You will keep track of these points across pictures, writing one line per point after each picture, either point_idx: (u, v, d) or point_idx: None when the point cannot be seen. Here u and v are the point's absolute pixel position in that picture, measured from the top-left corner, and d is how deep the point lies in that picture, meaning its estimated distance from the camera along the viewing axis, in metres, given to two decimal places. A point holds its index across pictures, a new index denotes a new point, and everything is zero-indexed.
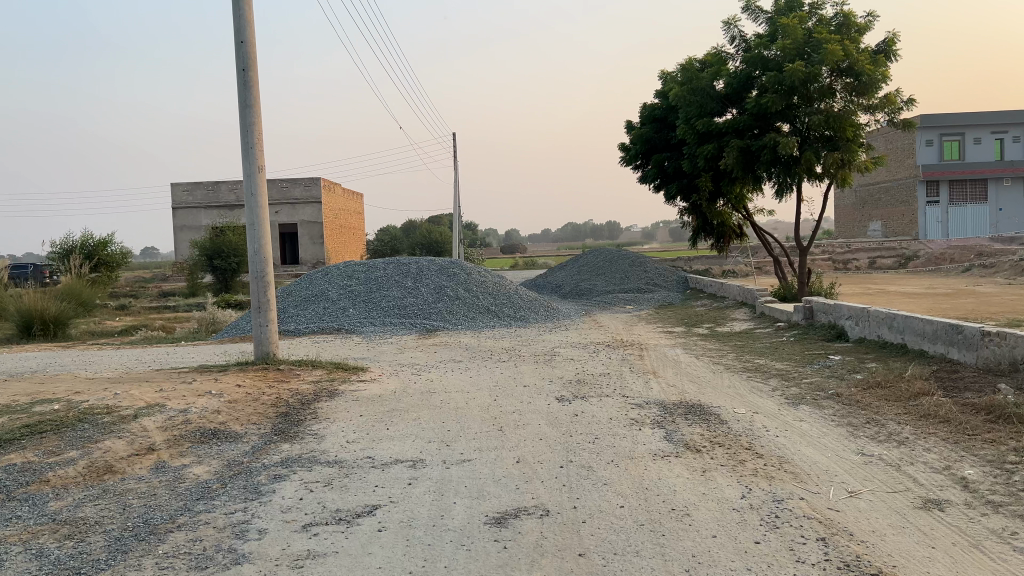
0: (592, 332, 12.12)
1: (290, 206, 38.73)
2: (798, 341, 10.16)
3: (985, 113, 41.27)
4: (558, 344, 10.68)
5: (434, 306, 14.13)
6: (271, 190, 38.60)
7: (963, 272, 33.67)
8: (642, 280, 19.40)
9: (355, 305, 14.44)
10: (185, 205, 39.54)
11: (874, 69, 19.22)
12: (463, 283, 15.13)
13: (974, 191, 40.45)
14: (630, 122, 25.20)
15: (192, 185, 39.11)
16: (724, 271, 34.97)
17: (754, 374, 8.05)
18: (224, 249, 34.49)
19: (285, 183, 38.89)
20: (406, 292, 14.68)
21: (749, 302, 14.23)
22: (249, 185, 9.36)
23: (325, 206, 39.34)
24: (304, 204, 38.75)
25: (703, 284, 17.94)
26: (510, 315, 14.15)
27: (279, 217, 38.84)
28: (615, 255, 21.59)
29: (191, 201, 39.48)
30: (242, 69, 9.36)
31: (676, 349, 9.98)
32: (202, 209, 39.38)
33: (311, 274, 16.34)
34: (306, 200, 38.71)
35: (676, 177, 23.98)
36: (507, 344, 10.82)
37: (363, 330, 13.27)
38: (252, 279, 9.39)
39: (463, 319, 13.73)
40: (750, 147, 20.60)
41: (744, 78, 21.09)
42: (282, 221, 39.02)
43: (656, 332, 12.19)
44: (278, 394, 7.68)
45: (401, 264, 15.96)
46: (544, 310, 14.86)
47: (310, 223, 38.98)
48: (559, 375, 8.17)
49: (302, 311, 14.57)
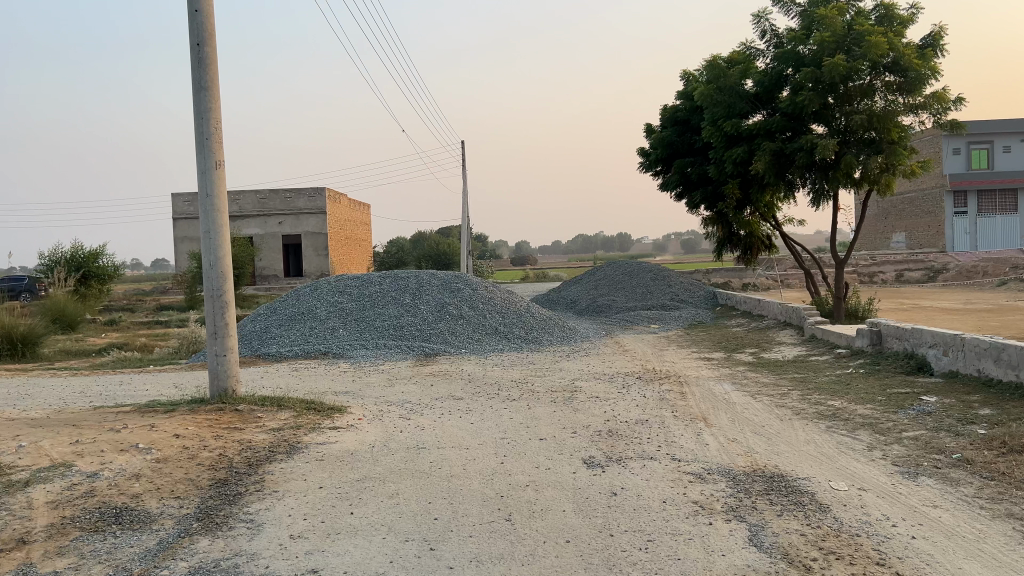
0: (619, 359, 10.37)
1: (294, 217, 37.15)
2: (869, 373, 8.41)
3: (1014, 121, 39.55)
4: (580, 376, 8.93)
5: (435, 326, 12.40)
6: (274, 200, 37.11)
7: (1000, 285, 31.73)
8: (665, 296, 17.62)
9: (346, 325, 12.77)
10: (185, 216, 38.11)
11: (923, 64, 17.45)
12: (468, 299, 13.39)
13: (1003, 201, 38.60)
14: (649, 126, 23.48)
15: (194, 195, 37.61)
16: (745, 284, 33.17)
17: (835, 424, 6.27)
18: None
19: (289, 194, 37.34)
20: (403, 309, 12.96)
21: (794, 322, 12.50)
22: (203, 185, 7.68)
23: (329, 216, 37.73)
24: (308, 215, 37.18)
25: (734, 300, 16.17)
26: (522, 336, 12.40)
27: (283, 228, 37.25)
28: (635, 268, 19.82)
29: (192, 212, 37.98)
30: (197, 43, 7.68)
31: (724, 384, 8.23)
32: None
33: (299, 289, 14.65)
34: (310, 210, 37.15)
35: (699, 185, 22.22)
36: (517, 377, 9.07)
37: (353, 355, 11.58)
38: (207, 299, 7.70)
39: (467, 341, 12.00)
40: (783, 150, 18.84)
41: (776, 76, 19.37)
42: (286, 232, 37.45)
43: (693, 359, 10.44)
44: (223, 450, 5.95)
45: (399, 278, 14.23)
46: (560, 330, 13.12)
47: (314, 234, 37.37)
48: (586, 423, 6.42)
49: (287, 332, 12.89)
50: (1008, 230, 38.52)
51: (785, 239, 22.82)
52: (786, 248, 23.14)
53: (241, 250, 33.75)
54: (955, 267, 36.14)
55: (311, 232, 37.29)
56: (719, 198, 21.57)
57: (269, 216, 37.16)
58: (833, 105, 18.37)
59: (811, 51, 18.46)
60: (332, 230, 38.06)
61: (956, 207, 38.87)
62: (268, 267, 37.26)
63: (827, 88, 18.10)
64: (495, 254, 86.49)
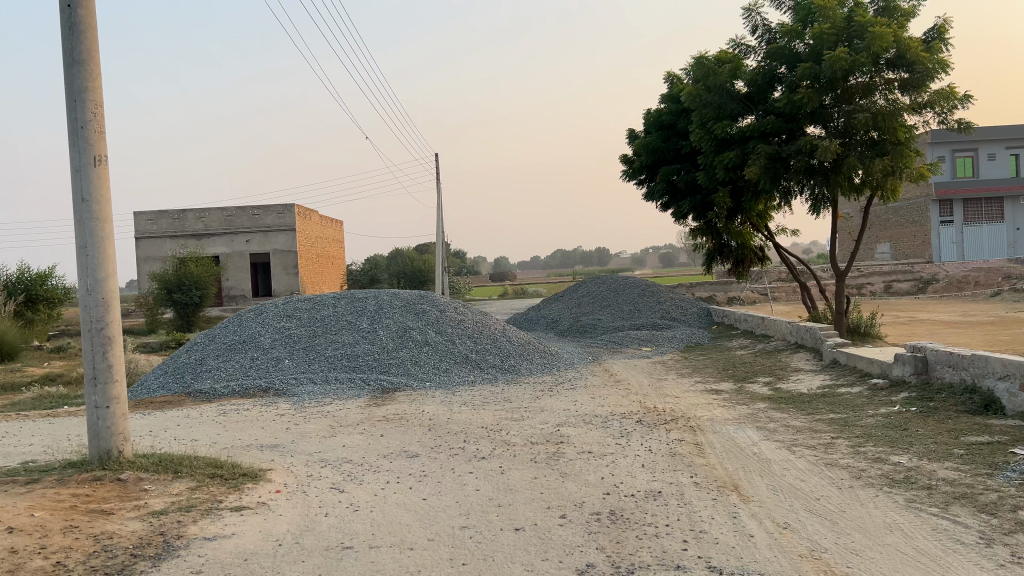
0: (613, 394, 8.66)
1: (261, 234, 35.17)
2: (924, 411, 6.79)
3: (998, 127, 38.66)
4: (568, 420, 7.21)
5: (394, 354, 10.64)
6: (240, 217, 35.15)
7: (993, 296, 30.44)
8: (655, 314, 16.00)
9: (292, 355, 11.01)
10: (147, 235, 35.20)
11: (930, 58, 16.05)
12: (435, 321, 11.59)
13: (989, 210, 37.38)
14: (633, 132, 21.85)
15: (156, 212, 35.08)
16: (732, 297, 31.69)
17: (917, 495, 4.61)
18: (184, 281, 30.88)
19: (256, 210, 35.39)
20: (359, 335, 11.20)
21: (807, 343, 10.93)
22: (79, 188, 5.88)
23: (299, 233, 35.81)
24: (276, 232, 35.24)
25: (733, 318, 14.59)
26: (496, 366, 10.69)
27: (250, 245, 35.24)
28: (621, 283, 18.20)
29: (156, 230, 35.22)
30: (67, 4, 5.85)
31: (748, 430, 6.55)
32: (166, 238, 35.32)
33: (242, 312, 12.81)
34: (278, 227, 35.23)
35: (687, 193, 20.64)
36: (490, 422, 7.34)
37: (298, 392, 9.86)
38: (85, 333, 5.90)
39: (431, 373, 10.27)
40: (780, 153, 17.29)
41: (770, 75, 17.87)
42: (253, 250, 35.46)
43: (700, 392, 8.77)
44: (64, 556, 4.12)
45: (356, 299, 12.42)
46: (540, 356, 11.41)
47: (283, 252, 35.44)
48: (579, 500, 4.70)
49: (224, 364, 11.13)
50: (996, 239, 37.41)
51: (779, 250, 21.28)
52: (781, 259, 21.62)
53: (204, 270, 31.77)
54: (945, 277, 34.85)
55: (279, 250, 35.33)
56: (710, 207, 20.01)
57: (236, 233, 35.19)
58: (831, 105, 16.90)
59: (807, 46, 17.00)
60: (302, 247, 36.13)
61: (941, 216, 37.65)
62: (234, 287, 35.28)
63: (827, 86, 16.62)
64: (474, 270, 84.84)
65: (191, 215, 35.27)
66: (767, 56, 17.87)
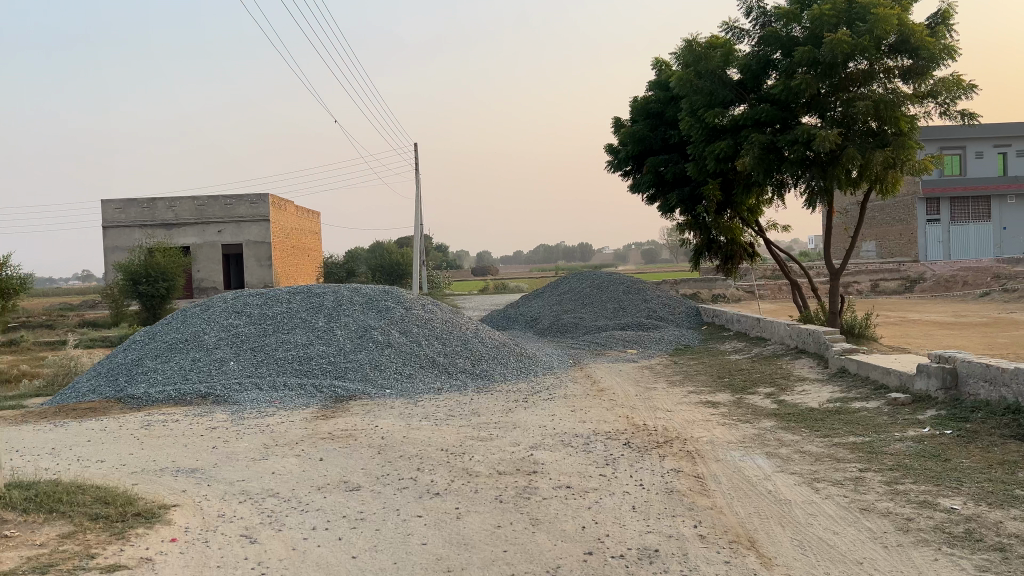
0: (597, 407, 7.57)
1: (234, 225, 33.74)
2: (962, 435, 5.75)
3: (987, 125, 37.79)
4: (543, 442, 6.11)
5: (352, 357, 9.50)
6: (212, 206, 33.69)
7: (982, 297, 29.64)
8: (640, 313, 14.95)
9: (239, 357, 9.85)
10: (115, 224, 33.67)
11: (935, 44, 15.09)
12: (399, 318, 10.41)
13: (976, 209, 36.45)
14: (618, 121, 20.70)
15: (124, 201, 33.57)
16: (717, 295, 30.71)
17: (989, 562, 3.55)
18: (151, 271, 29.46)
19: (228, 200, 33.96)
20: (313, 335, 10.04)
21: (809, 348, 9.90)
22: None
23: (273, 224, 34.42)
24: (250, 223, 33.84)
25: (725, 317, 13.54)
26: (465, 371, 9.56)
27: (222, 236, 33.79)
28: (604, 280, 17.15)
29: (124, 219, 33.72)
30: None
31: (757, 458, 5.48)
32: (134, 228, 33.78)
33: (187, 307, 11.59)
34: (252, 217, 33.82)
35: (675, 185, 19.54)
36: (452, 443, 6.22)
37: (240, 400, 8.72)
38: None
39: (391, 378, 9.14)
40: (774, 143, 16.23)
41: (764, 61, 16.81)
42: (225, 241, 34.02)
43: (696, 405, 7.69)
44: None
45: (313, 294, 11.23)
46: (515, 360, 10.32)
47: (256, 243, 34.04)
48: (554, 565, 3.60)
49: (162, 365, 9.94)
50: (982, 238, 36.60)
51: (770, 246, 20.26)
52: (771, 255, 20.59)
53: (172, 261, 30.36)
54: (933, 277, 34.04)
55: (252, 241, 33.94)
56: (699, 200, 18.93)
57: (207, 223, 33.74)
58: (829, 93, 15.91)
59: (805, 30, 15.98)
60: (276, 238, 34.74)
61: (928, 214, 36.68)
62: (205, 279, 33.86)
63: (825, 72, 15.59)
64: (456, 264, 83.57)
65: (161, 204, 33.78)
66: (761, 41, 16.80)
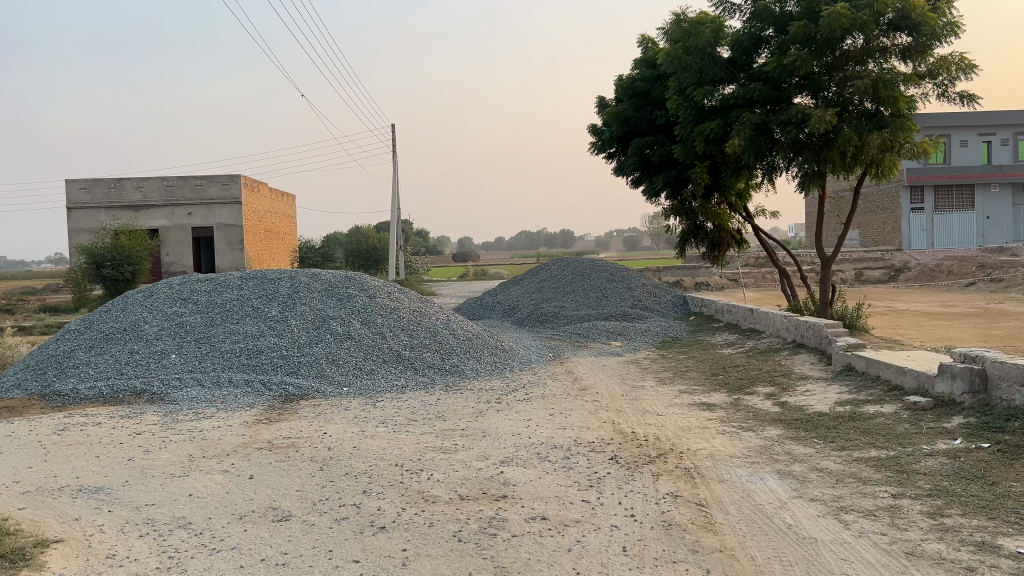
0: (580, 410, 6.67)
1: (206, 207, 32.45)
2: (1005, 449, 4.89)
3: (974, 112, 37.02)
4: (516, 455, 5.21)
5: (306, 351, 8.55)
6: (183, 187, 32.36)
7: (968, 286, 29.08)
8: (624, 303, 14.09)
9: (181, 350, 8.87)
10: (80, 205, 32.27)
11: (937, 20, 14.21)
12: (360, 306, 9.44)
13: (960, 197, 35.86)
14: (602, 100, 19.69)
15: (89, 181, 32.15)
16: (701, 283, 29.94)
17: None
18: (116, 254, 28.19)
19: (199, 180, 32.64)
20: (265, 326, 9.07)
21: (809, 342, 9.07)
22: None
23: (245, 207, 33.17)
24: (222, 205, 32.56)
25: (715, 307, 12.72)
26: (432, 367, 8.64)
27: (193, 219, 32.48)
28: (586, 267, 16.26)
29: (90, 201, 32.33)
30: None
31: (769, 480, 4.59)
32: (100, 209, 32.34)
33: (129, 294, 10.54)
34: (224, 199, 32.54)
35: (661, 168, 18.61)
36: (409, 456, 5.31)
37: (177, 399, 7.76)
38: None
39: (348, 375, 8.21)
40: (766, 124, 15.32)
41: (756, 37, 15.87)
42: (195, 224, 32.73)
43: (691, 408, 6.82)
44: None
45: (267, 280, 10.23)
46: (488, 353, 9.40)
47: (227, 226, 32.78)
48: None
49: (96, 358, 8.96)
50: (966, 227, 36.05)
51: (759, 233, 19.43)
52: (759, 242, 19.76)
53: (139, 243, 29.07)
54: (918, 266, 33.47)
55: (224, 224, 32.67)
56: (686, 184, 18.03)
57: (177, 205, 32.42)
58: (824, 72, 15.02)
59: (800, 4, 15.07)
60: (249, 221, 33.49)
61: (912, 203, 36.02)
62: (175, 263, 32.56)
63: (819, 49, 14.70)
64: (436, 250, 82.44)
65: (129, 185, 32.38)
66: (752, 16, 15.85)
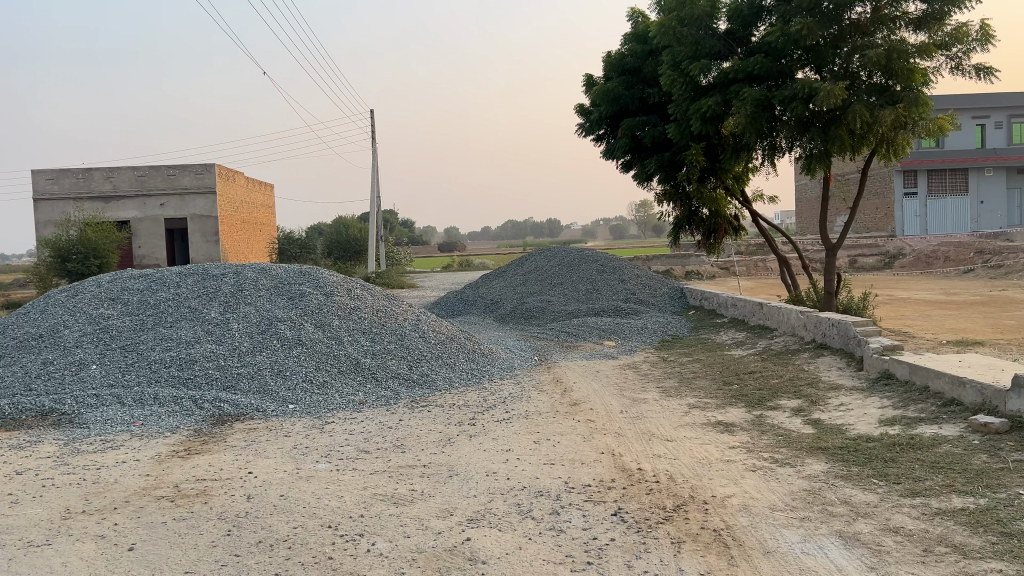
0: (570, 436, 5.41)
1: (178, 197, 30.66)
2: None
3: (968, 94, 35.78)
4: (490, 512, 3.94)
5: (248, 361, 7.28)
6: (153, 176, 30.43)
7: (966, 273, 28.05)
8: (617, 297, 12.87)
9: (102, 360, 7.55)
10: (47, 196, 30.16)
11: None
12: (314, 306, 8.15)
13: (954, 181, 34.69)
14: (590, 77, 18.30)
15: (56, 171, 30.11)
16: (692, 273, 28.72)
17: None
18: (83, 248, 26.53)
19: (172, 170, 30.80)
20: (202, 331, 7.77)
21: (833, 344, 7.86)
22: None
23: (220, 197, 31.41)
24: (195, 196, 30.83)
25: (717, 301, 11.50)
26: (398, 378, 7.37)
27: (165, 210, 30.62)
28: (574, 257, 15.02)
29: (57, 192, 30.35)
30: None
31: (831, 550, 3.35)
32: (67, 201, 30.25)
33: (52, 293, 9.15)
34: (197, 189, 30.80)
35: (654, 150, 17.29)
36: (350, 512, 4.03)
37: (88, 421, 6.45)
38: None
39: (295, 391, 6.93)
40: (769, 100, 13.66)
41: (756, 6, 14.25)
42: (169, 215, 30.87)
43: (708, 432, 5.57)
44: None
45: (209, 276, 8.91)
46: (465, 360, 8.14)
47: (202, 217, 31.06)
48: None
49: (2, 369, 7.62)
50: (960, 212, 34.97)
51: (757, 219, 18.22)
52: (757, 229, 18.54)
53: (107, 236, 27.41)
54: (913, 253, 32.40)
55: (198, 215, 30.93)
56: (680, 167, 16.75)
57: (149, 196, 30.51)
58: (830, 43, 13.33)
59: None
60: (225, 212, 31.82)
61: (905, 187, 34.85)
62: (148, 257, 30.59)
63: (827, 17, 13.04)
64: (419, 240, 80.77)
65: (98, 174, 30.38)
66: None
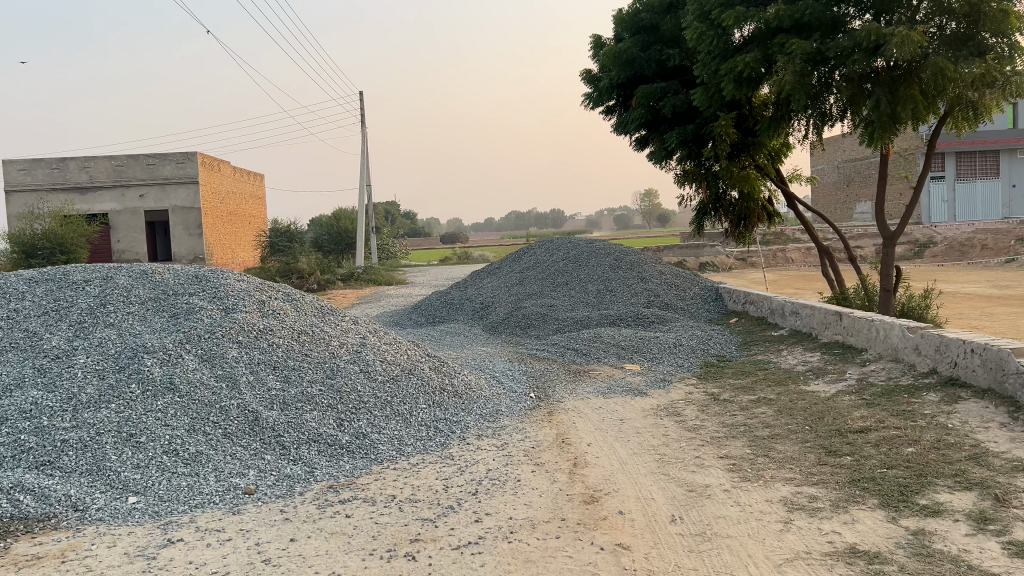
0: None
1: (159, 187, 26.81)
2: None
3: None
4: None
5: (85, 420, 4.66)
6: (131, 164, 26.66)
7: (1009, 262, 25.32)
8: (637, 300, 10.26)
9: None
10: (18, 187, 26.62)
11: None
12: (203, 333, 5.58)
13: (985, 164, 31.84)
14: (599, 39, 15.68)
15: (29, 160, 26.52)
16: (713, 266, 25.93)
17: None
18: (50, 244, 23.42)
19: (151, 158, 26.95)
20: (29, 369, 5.18)
21: (977, 378, 5.23)
22: None
23: (205, 187, 27.59)
24: (177, 186, 27.00)
25: (772, 306, 8.82)
26: (316, 443, 4.81)
27: (145, 202, 26.82)
28: (580, 250, 12.42)
29: (28, 183, 26.71)
30: None
31: None
32: (45, 192, 26.59)
33: None
34: (179, 179, 26.97)
35: (674, 122, 14.60)
36: None
37: None
38: None
39: (145, 473, 4.34)
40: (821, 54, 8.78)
41: None
42: (149, 208, 27.10)
43: None
44: None
45: (68, 287, 6.29)
46: (422, 405, 5.56)
47: (186, 209, 27.18)
48: None
49: None
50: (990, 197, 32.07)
51: (794, 203, 15.50)
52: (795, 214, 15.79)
53: (76, 230, 24.28)
54: (945, 240, 29.65)
55: (180, 207, 27.06)
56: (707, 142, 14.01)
57: (127, 186, 26.71)
58: None
59: None
60: (209, 203, 27.86)
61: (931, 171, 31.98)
62: (127, 252, 26.99)
63: None
64: (421, 231, 77.74)
65: (73, 163, 26.60)
66: None
